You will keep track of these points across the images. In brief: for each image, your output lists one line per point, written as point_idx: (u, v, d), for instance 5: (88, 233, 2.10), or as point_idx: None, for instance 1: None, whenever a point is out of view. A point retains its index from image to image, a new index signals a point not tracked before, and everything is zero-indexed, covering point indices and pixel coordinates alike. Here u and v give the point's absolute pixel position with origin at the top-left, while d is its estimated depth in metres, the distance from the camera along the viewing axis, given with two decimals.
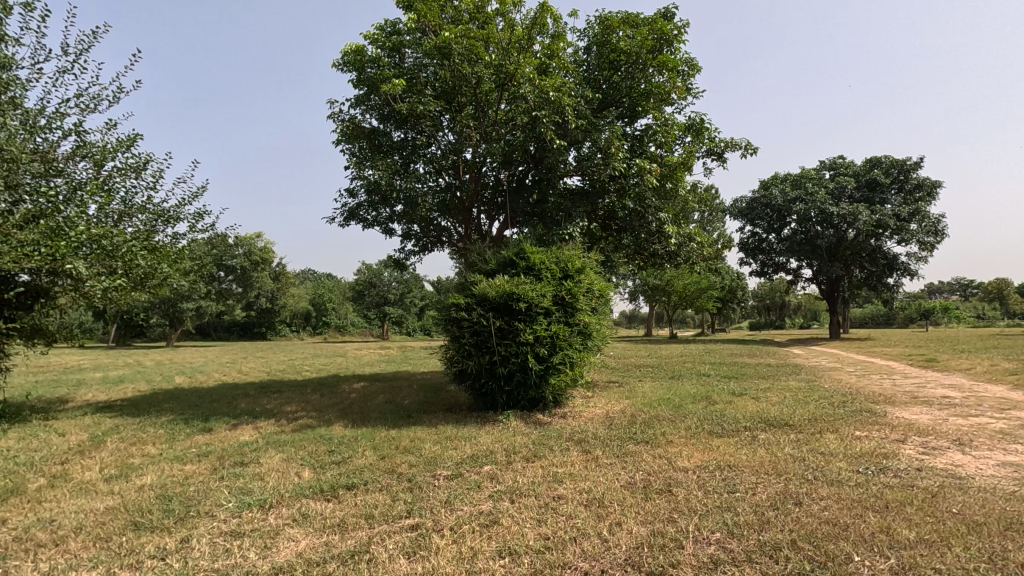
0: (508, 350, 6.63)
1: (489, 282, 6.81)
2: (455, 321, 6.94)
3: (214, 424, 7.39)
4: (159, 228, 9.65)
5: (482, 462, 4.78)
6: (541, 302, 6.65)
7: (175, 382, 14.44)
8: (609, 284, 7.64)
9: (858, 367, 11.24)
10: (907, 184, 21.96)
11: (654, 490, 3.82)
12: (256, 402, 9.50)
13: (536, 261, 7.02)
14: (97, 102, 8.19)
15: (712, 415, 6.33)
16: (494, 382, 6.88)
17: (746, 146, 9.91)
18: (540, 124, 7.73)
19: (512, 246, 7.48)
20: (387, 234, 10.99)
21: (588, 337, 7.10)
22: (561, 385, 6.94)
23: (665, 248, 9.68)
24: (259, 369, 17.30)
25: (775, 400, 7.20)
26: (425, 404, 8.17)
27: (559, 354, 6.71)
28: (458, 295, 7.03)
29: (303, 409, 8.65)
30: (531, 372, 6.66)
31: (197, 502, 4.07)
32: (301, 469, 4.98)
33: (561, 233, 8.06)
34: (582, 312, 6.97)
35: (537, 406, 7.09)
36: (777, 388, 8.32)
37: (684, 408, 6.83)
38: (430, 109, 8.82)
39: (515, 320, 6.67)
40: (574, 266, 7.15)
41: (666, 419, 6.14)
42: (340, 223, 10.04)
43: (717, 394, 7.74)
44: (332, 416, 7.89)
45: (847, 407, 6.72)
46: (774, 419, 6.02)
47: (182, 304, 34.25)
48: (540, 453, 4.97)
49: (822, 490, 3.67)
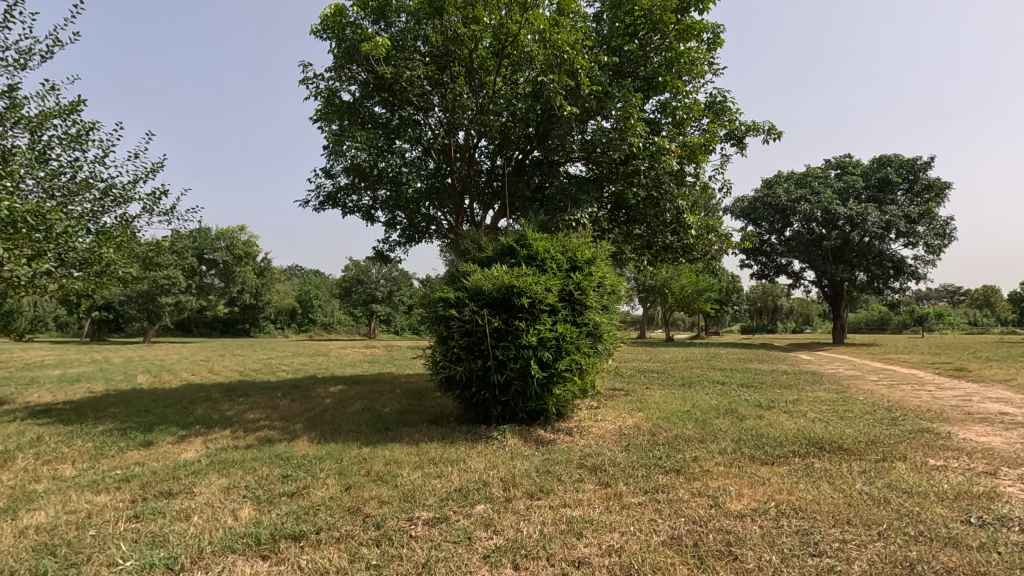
0: (506, 354, 5.61)
1: (485, 273, 5.80)
2: (443, 320, 5.92)
3: (157, 436, 6.28)
4: (106, 209, 8.52)
5: (473, 498, 3.74)
6: (546, 297, 5.64)
7: (138, 382, 13.24)
8: (622, 280, 6.61)
9: (883, 376, 10.30)
10: (916, 184, 21.15)
11: (710, 553, 2.79)
12: (216, 408, 8.36)
13: (539, 250, 6.01)
14: (30, 59, 7.02)
15: (747, 434, 5.33)
16: (487, 392, 5.85)
17: (770, 130, 8.95)
18: (548, 89, 6.76)
19: (511, 233, 6.47)
20: (368, 222, 9.94)
21: (599, 341, 6.08)
22: (566, 396, 5.92)
23: (678, 242, 8.72)
24: (232, 369, 16.08)
25: (812, 416, 6.22)
26: (407, 415, 7.12)
27: (565, 359, 5.69)
28: (449, 288, 6.03)
29: (268, 417, 7.57)
30: (531, 380, 5.64)
31: (83, 561, 2.97)
32: (241, 503, 3.90)
33: (568, 220, 7.02)
34: (593, 310, 5.95)
35: (538, 420, 6.06)
36: (807, 400, 7.35)
37: (711, 424, 5.83)
38: (418, 76, 7.89)
39: (514, 319, 5.66)
40: (583, 255, 6.13)
41: (693, 440, 5.14)
42: (316, 207, 8.95)
43: (743, 408, 6.77)
44: (300, 426, 6.82)
45: (900, 425, 5.76)
46: (823, 441, 5.04)
47: (160, 299, 32.84)
48: (547, 486, 3.94)
49: (943, 558, 2.67)
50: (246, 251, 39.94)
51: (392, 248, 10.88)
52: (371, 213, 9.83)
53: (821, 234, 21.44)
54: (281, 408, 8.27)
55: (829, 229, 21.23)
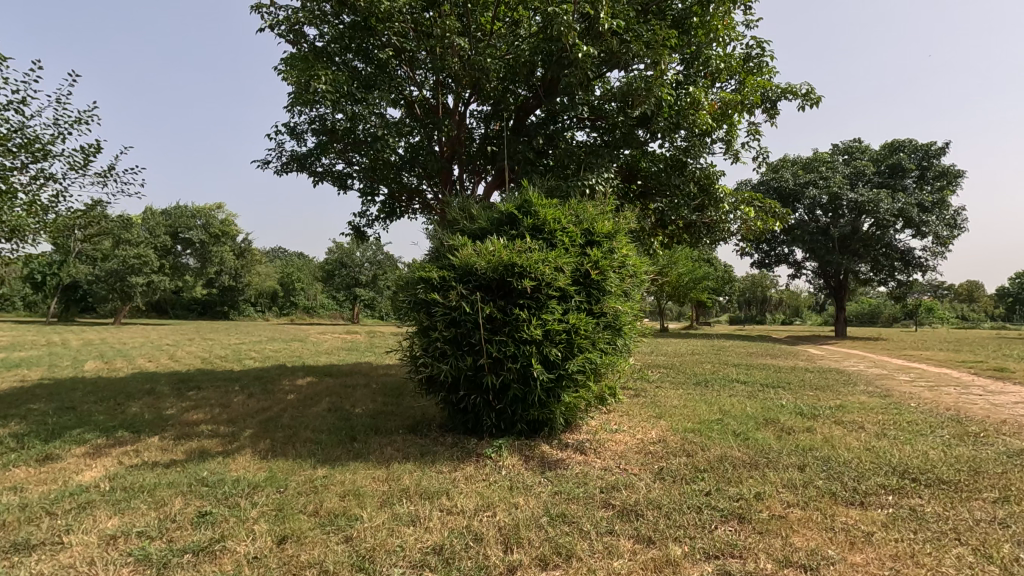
0: (502, 351, 4.42)
1: (479, 247, 4.61)
2: (424, 305, 4.68)
3: (60, 446, 4.97)
4: (20, 164, 7.08)
5: (461, 567, 2.56)
6: (555, 279, 4.47)
7: (81, 369, 11.73)
8: (644, 261, 5.41)
9: (916, 377, 9.24)
10: (929, 171, 20.17)
11: None
12: (154, 405, 7.06)
13: (546, 218, 4.80)
14: None
15: (809, 457, 4.19)
16: (479, 397, 4.63)
17: (808, 93, 7.73)
18: (561, 22, 5.56)
19: (511, 198, 5.21)
20: (341, 190, 8.62)
21: (619, 336, 4.90)
22: (577, 403, 4.75)
23: (703, 219, 7.48)
24: (194, 356, 14.63)
25: (873, 430, 5.11)
26: (380, 420, 5.90)
27: (577, 359, 4.51)
28: (431, 266, 4.81)
29: (213, 418, 6.27)
30: (534, 384, 4.44)
31: None
32: (119, 569, 2.67)
33: (581, 185, 5.79)
34: (613, 298, 4.77)
35: (540, 432, 4.88)
36: (854, 408, 6.25)
37: (756, 441, 4.69)
38: (402, 10, 6.59)
39: (513, 307, 4.48)
40: (601, 227, 4.93)
41: (745, 465, 3.99)
42: (276, 169, 7.52)
43: (783, 417, 5.63)
44: (247, 432, 5.56)
45: (988, 443, 4.65)
46: (912, 467, 3.92)
47: (129, 279, 31.05)
48: (565, 544, 2.77)
49: None
50: (222, 231, 38.13)
51: (371, 224, 9.57)
52: (345, 180, 8.51)
53: (826, 222, 20.49)
54: (233, 407, 7.00)
55: (836, 216, 20.25)
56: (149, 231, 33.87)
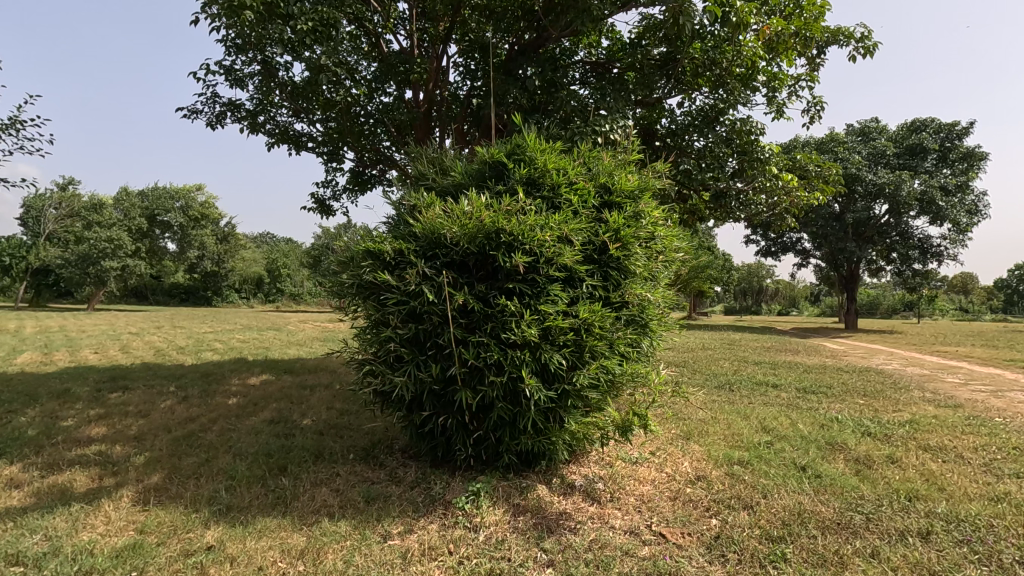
0: (482, 358, 3.08)
1: (450, 208, 3.24)
2: (374, 291, 3.31)
3: None
4: None
5: None
6: (558, 254, 3.14)
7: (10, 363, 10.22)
8: (676, 232, 4.06)
9: (970, 379, 7.97)
10: (951, 153, 18.88)
11: None
12: (54, 413, 5.65)
13: (546, 169, 3.43)
14: None
15: (927, 514, 2.89)
16: (449, 420, 3.29)
17: (865, 37, 6.35)
18: None
19: (499, 144, 3.84)
20: (297, 150, 7.20)
21: (645, 334, 3.57)
22: (586, 428, 3.42)
23: (736, 188, 6.14)
24: (151, 347, 13.16)
25: (981, 460, 3.83)
26: (327, 440, 4.53)
27: (589, 370, 3.18)
28: (385, 235, 3.43)
29: (117, 433, 4.89)
30: (526, 404, 3.12)
31: None
32: None
33: (593, 133, 4.43)
34: (637, 282, 3.44)
35: (535, 466, 3.55)
36: (929, 423, 4.98)
37: (838, 481, 3.37)
38: None
39: (498, 294, 3.14)
40: (622, 182, 3.56)
41: (845, 534, 2.67)
42: (210, 120, 6.07)
43: (850, 439, 4.35)
44: (147, 457, 4.19)
45: None
46: None
47: (103, 262, 29.05)
48: None
49: None
50: (202, 214, 36.44)
51: (337, 196, 8.16)
52: (300, 138, 7.08)
53: (839, 207, 19.26)
54: (152, 416, 5.61)
55: (850, 199, 18.97)
56: (124, 213, 32.18)
